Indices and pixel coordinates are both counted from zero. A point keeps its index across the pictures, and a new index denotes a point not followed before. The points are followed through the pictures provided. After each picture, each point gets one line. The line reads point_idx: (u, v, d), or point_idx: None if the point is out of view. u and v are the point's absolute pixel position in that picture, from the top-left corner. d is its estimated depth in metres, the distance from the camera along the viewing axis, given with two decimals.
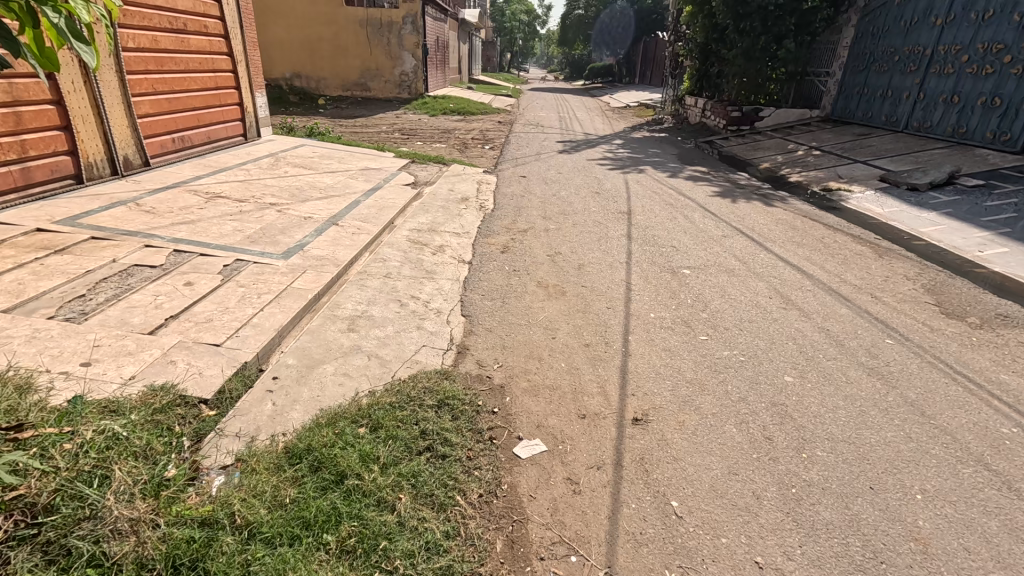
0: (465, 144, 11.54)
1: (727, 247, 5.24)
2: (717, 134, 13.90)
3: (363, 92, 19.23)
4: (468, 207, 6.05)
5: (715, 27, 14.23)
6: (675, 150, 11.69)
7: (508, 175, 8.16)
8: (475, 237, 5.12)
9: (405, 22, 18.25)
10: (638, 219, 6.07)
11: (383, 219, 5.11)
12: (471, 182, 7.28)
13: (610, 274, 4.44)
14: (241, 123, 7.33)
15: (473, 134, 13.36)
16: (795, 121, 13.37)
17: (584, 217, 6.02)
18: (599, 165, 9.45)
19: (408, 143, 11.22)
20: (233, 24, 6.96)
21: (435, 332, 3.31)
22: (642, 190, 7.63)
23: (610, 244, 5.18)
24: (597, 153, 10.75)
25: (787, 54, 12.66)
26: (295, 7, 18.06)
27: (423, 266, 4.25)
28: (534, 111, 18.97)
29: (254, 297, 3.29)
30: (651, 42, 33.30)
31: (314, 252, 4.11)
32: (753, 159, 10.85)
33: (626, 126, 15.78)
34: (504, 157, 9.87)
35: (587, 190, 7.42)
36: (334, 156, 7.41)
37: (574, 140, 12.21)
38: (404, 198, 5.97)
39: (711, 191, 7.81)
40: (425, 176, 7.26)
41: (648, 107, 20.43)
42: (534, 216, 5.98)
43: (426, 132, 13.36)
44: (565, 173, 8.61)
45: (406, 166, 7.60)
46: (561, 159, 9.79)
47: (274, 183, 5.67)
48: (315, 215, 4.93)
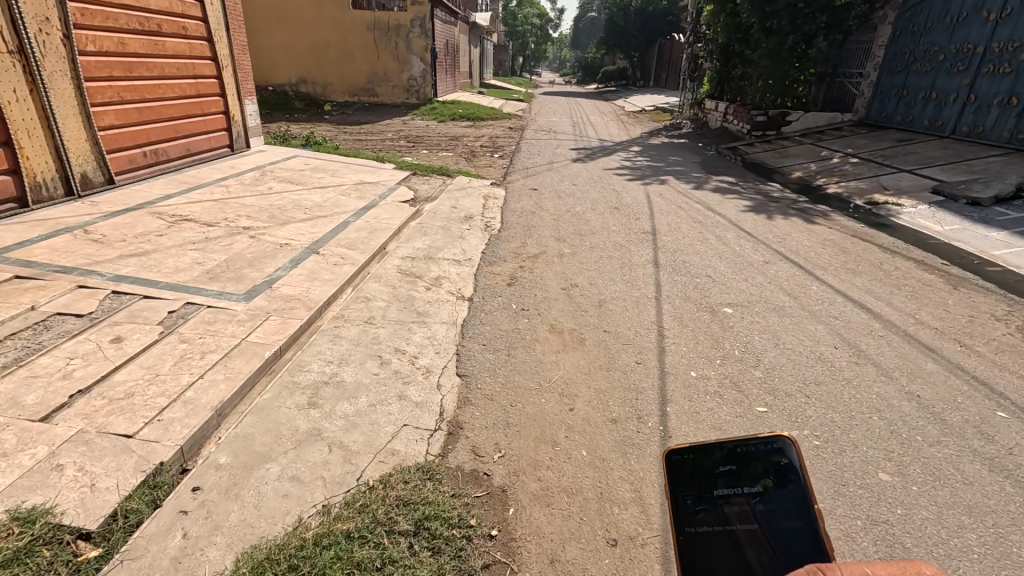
0: (473, 153, 10.90)
1: (772, 276, 4.50)
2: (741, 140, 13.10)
3: (370, 97, 18.72)
4: (471, 227, 5.39)
5: (738, 27, 13.44)
6: (698, 157, 10.92)
7: (518, 187, 7.50)
8: (477, 265, 4.43)
9: (413, 25, 17.72)
10: (664, 240, 5.35)
11: (373, 244, 4.45)
12: (477, 197, 6.62)
13: (637, 315, 3.72)
14: (226, 133, 6.73)
15: (482, 140, 12.73)
16: (825, 126, 12.52)
17: (602, 238, 5.32)
18: (617, 174, 8.74)
19: (413, 152, 10.62)
20: (218, 26, 6.37)
21: (421, 403, 2.62)
22: (666, 204, 6.91)
23: (634, 273, 4.48)
24: (614, 161, 10.04)
25: (818, 54, 11.84)
26: (301, 11, 17.63)
27: (413, 305, 3.58)
28: (546, 116, 18.30)
29: (193, 358, 2.63)
30: (667, 45, 32.48)
31: (283, 290, 3.46)
32: (783, 167, 10.05)
33: (643, 131, 15.05)
34: (514, 166, 9.21)
35: (604, 205, 6.73)
36: (328, 168, 6.79)
37: (588, 147, 11.51)
38: (401, 217, 5.32)
39: (742, 204, 7.07)
40: (427, 190, 6.62)
41: (666, 111, 19.64)
42: (546, 237, 5.29)
43: (433, 140, 12.75)
44: (579, 184, 7.91)
45: (406, 179, 6.96)
46: (575, 169, 9.09)
47: (254, 203, 5.05)
48: (293, 241, 4.28)
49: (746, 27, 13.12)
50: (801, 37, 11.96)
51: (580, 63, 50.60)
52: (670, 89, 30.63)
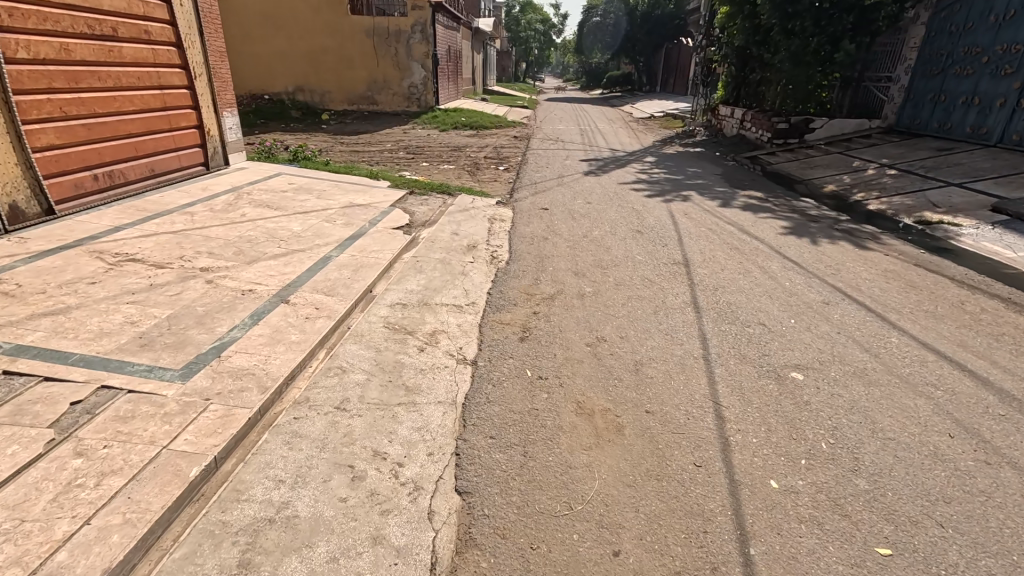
0: (476, 165, 10.17)
1: (838, 323, 3.72)
2: (761, 149, 12.33)
3: (369, 106, 18.08)
4: (475, 260, 4.64)
5: (756, 29, 12.69)
6: (718, 168, 10.16)
7: (527, 206, 6.77)
8: (482, 313, 3.67)
9: (414, 31, 17.10)
10: (700, 273, 4.58)
11: (356, 289, 3.69)
12: (482, 220, 5.87)
13: (684, 385, 2.94)
14: (200, 149, 6.00)
15: (486, 151, 12.02)
16: (852, 133, 11.73)
17: (629, 272, 4.56)
18: (635, 190, 7.99)
19: (412, 166, 9.90)
20: (189, 30, 5.67)
21: (405, 552, 1.83)
22: (694, 226, 6.15)
23: (672, 321, 3.70)
24: (629, 174, 9.28)
25: (845, 57, 11.08)
26: (298, 18, 17.02)
27: (402, 377, 2.82)
28: (553, 124, 17.59)
29: (85, 486, 1.86)
30: (675, 49, 31.82)
31: (235, 360, 2.70)
32: (812, 180, 9.27)
33: (655, 140, 14.31)
34: (522, 181, 8.47)
35: (625, 227, 5.99)
36: (314, 188, 6.05)
37: (600, 159, 10.76)
38: (393, 248, 4.58)
39: (780, 225, 6.29)
40: (425, 212, 5.89)
41: (677, 117, 18.89)
42: (563, 271, 4.53)
43: (434, 151, 12.05)
44: (595, 202, 7.16)
45: (402, 200, 6.22)
46: (588, 184, 8.34)
47: (219, 234, 4.30)
48: (259, 286, 3.53)
49: (766, 29, 12.38)
50: (826, 39, 11.21)
51: (585, 68, 50.03)
52: (678, 94, 29.92)
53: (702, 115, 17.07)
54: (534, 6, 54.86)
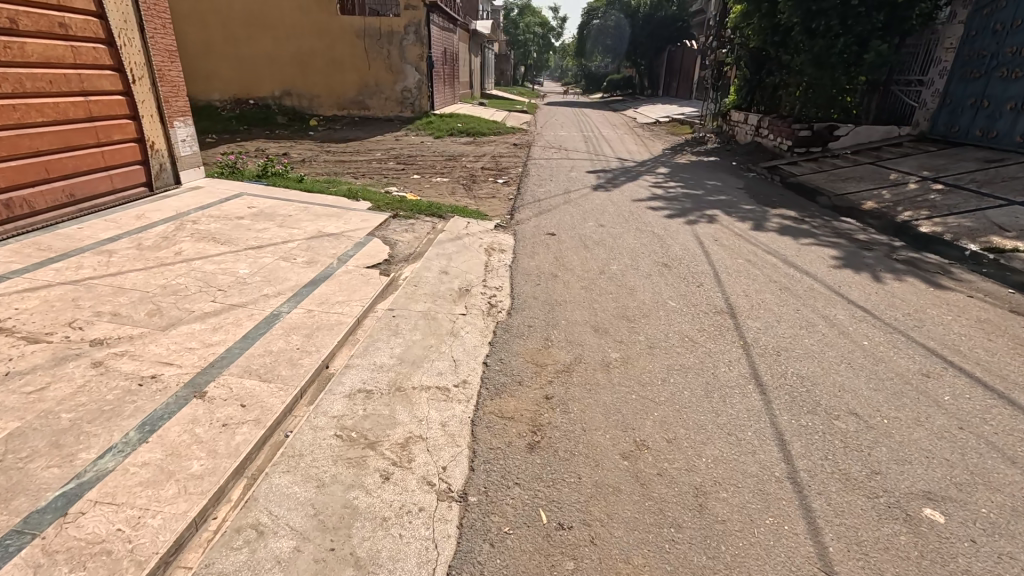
0: (472, 178, 9.24)
1: (956, 412, 2.76)
2: (780, 158, 11.43)
3: (361, 111, 17.11)
4: (468, 311, 3.69)
5: (774, 28, 11.80)
6: (739, 181, 9.23)
7: (530, 231, 5.83)
8: (475, 401, 2.71)
9: (408, 32, 16.18)
10: (751, 330, 3.63)
11: (305, 369, 2.72)
12: (477, 251, 4.93)
13: (774, 538, 1.98)
14: (142, 167, 5.04)
15: (483, 161, 11.09)
16: (880, 142, 10.83)
17: (662, 326, 3.62)
18: (650, 209, 7.07)
19: (402, 179, 8.97)
20: (123, 25, 4.72)
21: None
22: (728, 256, 5.22)
23: (731, 410, 2.75)
24: (642, 188, 8.35)
25: (874, 58, 10.18)
26: (285, 18, 16.08)
27: (352, 538, 1.84)
28: (554, 130, 16.66)
29: None
30: (678, 53, 31.07)
31: (86, 523, 1.72)
32: (846, 195, 8.35)
33: (665, 147, 13.41)
34: (524, 198, 7.54)
35: (649, 258, 5.04)
36: (278, 213, 5.10)
37: (609, 170, 9.83)
38: (363, 296, 3.62)
39: (828, 254, 5.36)
40: (409, 243, 4.94)
41: (684, 123, 17.99)
42: (579, 326, 3.59)
43: (427, 161, 11.13)
44: (607, 225, 6.22)
45: (384, 227, 5.27)
46: (598, 201, 7.40)
47: (138, 283, 3.34)
48: (167, 368, 2.56)
49: (785, 29, 11.50)
50: (853, 39, 10.31)
51: (584, 71, 49.29)
52: (681, 98, 29.13)
53: (711, 121, 16.17)
54: (532, 9, 54.16)
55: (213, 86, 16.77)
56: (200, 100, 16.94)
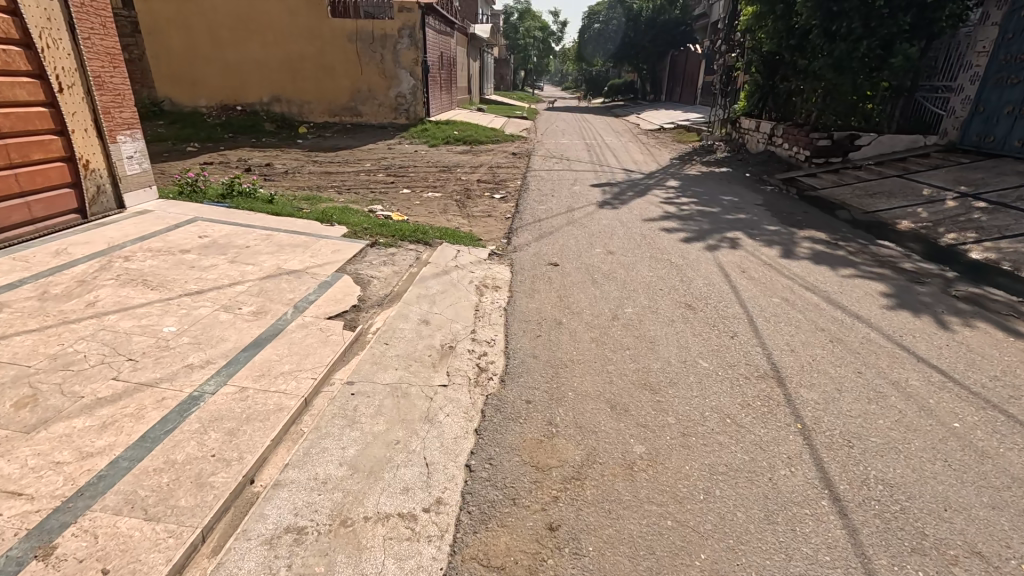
0: (467, 193, 8.51)
1: None
2: (797, 169, 10.71)
3: (354, 118, 16.39)
4: (450, 381, 2.92)
5: (790, 31, 11.10)
6: (757, 196, 8.49)
7: (529, 261, 5.08)
8: (451, 540, 1.94)
9: (402, 36, 15.50)
10: (808, 407, 2.87)
11: (213, 493, 1.95)
12: (467, 290, 4.19)
13: None
14: (73, 190, 4.31)
15: (480, 173, 10.37)
16: (905, 152, 10.10)
17: (696, 402, 2.86)
18: (664, 231, 6.33)
19: (391, 195, 8.25)
20: (46, 25, 3.98)
21: None
22: (760, 293, 4.48)
23: (807, 550, 1.98)
24: (653, 206, 7.61)
25: (900, 63, 9.45)
26: (274, 20, 15.37)
27: None
28: (555, 137, 15.95)
29: None
30: (682, 57, 30.43)
31: None
32: (876, 213, 7.61)
33: (672, 157, 12.71)
34: (523, 218, 6.79)
35: (669, 297, 4.29)
36: (233, 244, 4.35)
37: (615, 183, 9.09)
38: (316, 364, 2.85)
39: (876, 290, 4.60)
40: (387, 280, 4.20)
41: (691, 130, 17.27)
42: (591, 402, 2.83)
43: (420, 172, 10.40)
44: (617, 251, 5.47)
45: (358, 259, 4.52)
46: (605, 222, 6.66)
47: (22, 353, 2.60)
48: (10, 503, 1.81)
49: (802, 32, 10.80)
50: (877, 42, 9.60)
51: (585, 76, 48.75)
52: (685, 103, 28.45)
53: (720, 128, 15.45)
54: (532, 13, 53.70)
55: (199, 91, 16.07)
56: (185, 107, 16.23)
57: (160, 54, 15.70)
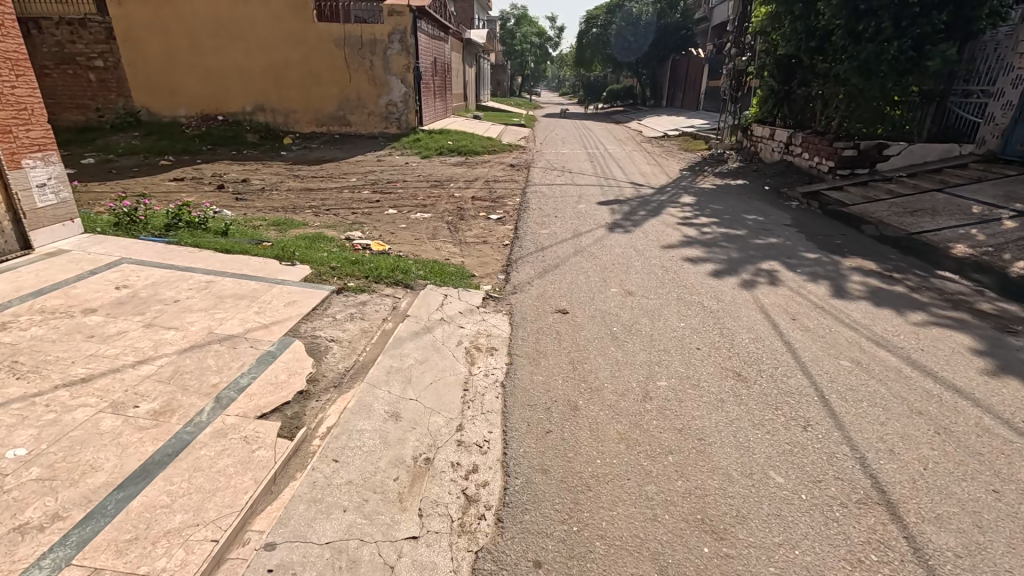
0: (461, 214, 7.62)
1: None
2: (821, 181, 9.85)
3: (342, 128, 15.52)
4: (423, 529, 2.00)
5: (810, 31, 10.27)
6: (784, 214, 7.62)
7: (531, 307, 4.16)
8: None
9: (392, 40, 14.64)
10: (949, 567, 1.95)
11: None
12: (454, 356, 3.28)
13: None
14: None
15: (475, 188, 9.50)
16: (939, 162, 9.26)
17: (784, 563, 1.95)
18: (688, 262, 5.45)
19: (375, 217, 7.35)
20: None
21: None
22: (822, 352, 3.58)
23: None
24: (670, 228, 6.74)
25: (935, 65, 8.59)
26: (256, 24, 14.51)
27: None
28: (555, 146, 15.11)
29: None
30: (683, 61, 29.69)
31: None
32: (921, 234, 6.74)
33: (681, 167, 11.86)
34: (524, 245, 5.90)
35: (711, 362, 3.39)
36: (157, 298, 3.44)
37: (624, 201, 8.22)
38: (221, 510, 1.92)
39: (966, 346, 3.69)
40: (351, 345, 3.28)
41: (697, 138, 16.44)
42: (630, 566, 1.91)
43: (410, 188, 9.53)
44: (637, 290, 4.58)
45: (319, 313, 3.60)
46: (618, 249, 5.78)
47: None
48: None
49: (823, 34, 9.98)
50: (908, 42, 8.78)
51: (583, 82, 48.10)
52: (688, 109, 27.65)
53: (730, 136, 14.61)
54: (529, 19, 53.11)
55: (179, 101, 15.21)
56: (164, 117, 15.35)
57: (136, 62, 14.83)
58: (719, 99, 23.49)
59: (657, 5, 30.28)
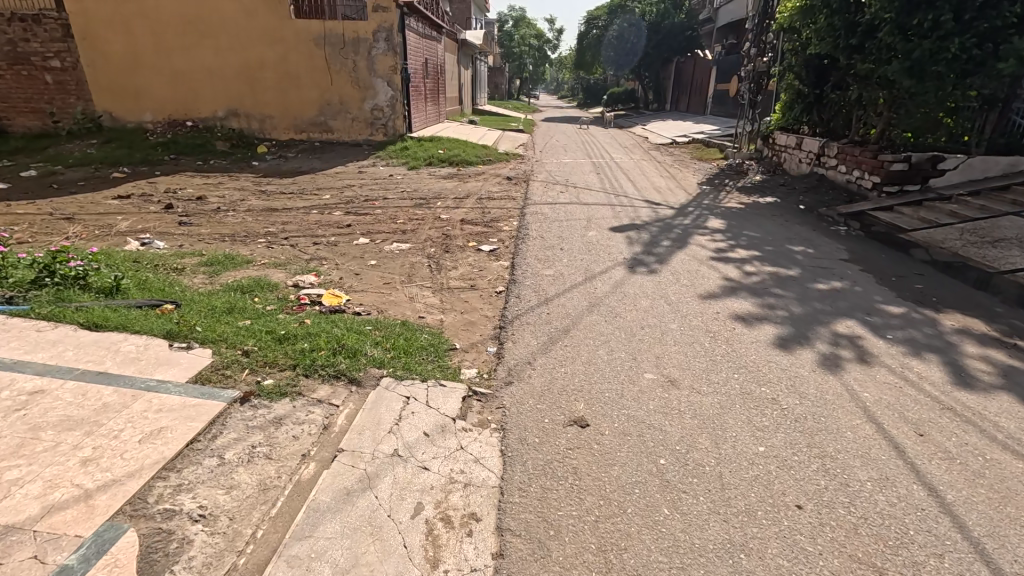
0: (447, 244, 6.31)
1: None
2: (864, 200, 8.56)
3: (323, 134, 14.17)
4: None
5: (850, 27, 8.99)
6: (836, 244, 6.32)
7: (531, 416, 2.82)
8: None
9: (377, 38, 13.35)
10: None
11: None
12: (406, 545, 1.95)
13: None
14: None
15: (466, 207, 8.22)
16: (1003, 178, 7.99)
17: None
18: (738, 321, 4.14)
19: (341, 248, 6.03)
20: None
21: None
22: (998, 511, 2.26)
23: None
24: (704, 266, 5.43)
25: (1006, 65, 7.31)
26: (228, 21, 13.20)
27: None
28: (557, 155, 13.83)
29: None
30: (688, 63, 28.46)
31: None
32: (1014, 273, 5.45)
33: (698, 181, 10.56)
34: (523, 295, 4.58)
35: (828, 546, 2.06)
36: None
37: (641, 226, 6.90)
38: None
39: None
40: (230, 531, 1.93)
41: (711, 145, 15.16)
42: None
43: (390, 207, 8.22)
44: (681, 378, 3.26)
45: (192, 455, 2.25)
46: (645, 301, 4.46)
47: None
48: None
49: (866, 29, 8.70)
50: (972, 39, 7.51)
51: (584, 84, 46.95)
52: (694, 113, 26.42)
53: (748, 145, 13.32)
54: (528, 20, 51.91)
55: (145, 105, 13.89)
56: (128, 123, 14.01)
57: (97, 62, 13.49)
58: (728, 103, 22.27)
59: (661, 5, 29.10)
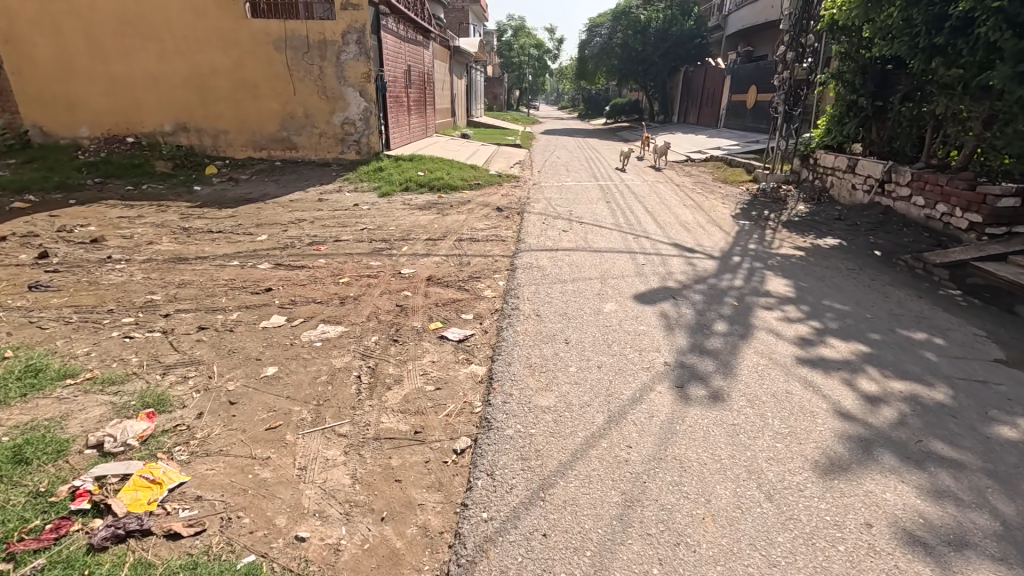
0: (397, 327, 4.30)
1: None
2: (960, 244, 6.55)
3: (287, 152, 12.22)
4: None
5: (932, 22, 6.98)
6: (970, 328, 4.29)
7: None
8: None
9: (347, 41, 11.45)
10: None
11: None
12: None
13: None
14: None
15: (438, 256, 6.23)
16: None
17: None
18: (918, 556, 2.10)
19: (235, 339, 4.02)
20: None
21: None
22: None
23: None
24: (794, 382, 3.40)
25: None
26: (173, 21, 11.29)
27: None
28: (558, 177, 11.88)
29: None
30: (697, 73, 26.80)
31: None
32: None
33: (733, 213, 8.56)
34: (501, 468, 2.56)
35: None
36: None
37: (679, 293, 4.87)
38: None
39: None
40: None
41: (735, 165, 13.21)
42: None
43: (338, 256, 6.21)
44: None
45: None
46: (723, 492, 2.42)
47: None
48: None
49: (957, 24, 6.67)
50: None
51: (586, 95, 45.58)
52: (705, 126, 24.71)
53: (783, 165, 11.36)
54: (527, 29, 50.44)
55: (80, 117, 11.95)
56: (60, 138, 12.06)
57: (22, 68, 11.58)
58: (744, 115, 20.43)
59: (668, 11, 27.75)
